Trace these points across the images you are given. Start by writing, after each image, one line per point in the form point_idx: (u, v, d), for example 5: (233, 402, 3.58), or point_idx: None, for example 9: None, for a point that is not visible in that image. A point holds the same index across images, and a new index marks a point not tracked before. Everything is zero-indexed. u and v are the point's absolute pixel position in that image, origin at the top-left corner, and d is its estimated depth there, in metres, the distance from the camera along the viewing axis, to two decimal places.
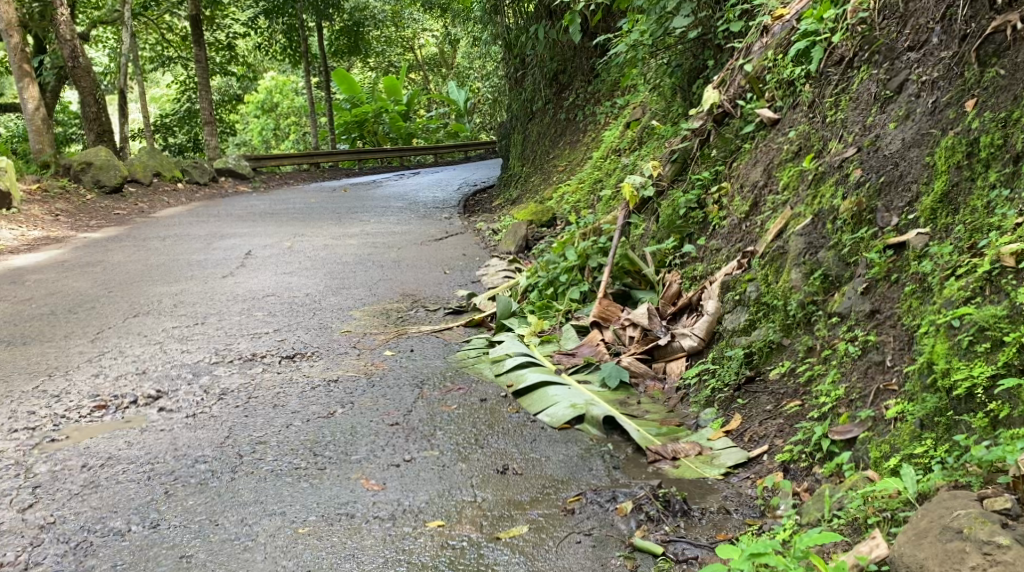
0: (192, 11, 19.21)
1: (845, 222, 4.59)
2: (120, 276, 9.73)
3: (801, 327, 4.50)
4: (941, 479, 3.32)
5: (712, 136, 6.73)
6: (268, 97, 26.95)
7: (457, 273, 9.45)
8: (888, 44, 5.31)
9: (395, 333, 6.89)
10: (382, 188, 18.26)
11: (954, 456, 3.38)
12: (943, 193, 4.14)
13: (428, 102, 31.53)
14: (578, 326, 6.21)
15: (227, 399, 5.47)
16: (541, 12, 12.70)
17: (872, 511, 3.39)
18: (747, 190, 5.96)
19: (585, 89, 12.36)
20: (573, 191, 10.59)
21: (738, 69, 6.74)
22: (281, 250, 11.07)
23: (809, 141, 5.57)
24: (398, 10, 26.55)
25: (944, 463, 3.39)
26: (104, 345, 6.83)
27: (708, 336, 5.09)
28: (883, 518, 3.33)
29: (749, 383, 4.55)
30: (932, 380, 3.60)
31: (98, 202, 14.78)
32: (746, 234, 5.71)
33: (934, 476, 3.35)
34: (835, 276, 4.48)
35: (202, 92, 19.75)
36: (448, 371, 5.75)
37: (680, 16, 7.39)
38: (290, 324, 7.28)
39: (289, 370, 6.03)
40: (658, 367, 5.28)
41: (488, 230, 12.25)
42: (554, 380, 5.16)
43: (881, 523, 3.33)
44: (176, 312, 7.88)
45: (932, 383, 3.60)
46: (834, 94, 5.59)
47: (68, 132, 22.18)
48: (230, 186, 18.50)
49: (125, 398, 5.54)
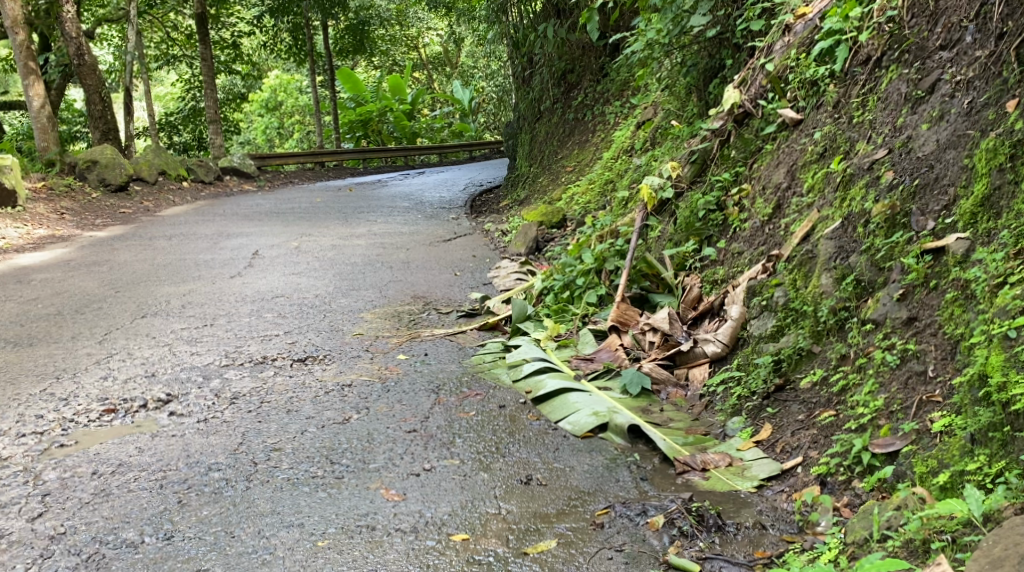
0: (198, 9, 19.10)
1: (879, 226, 4.46)
2: (127, 276, 9.61)
3: (832, 334, 4.37)
4: (1006, 500, 3.17)
5: (732, 137, 6.59)
6: (273, 96, 26.87)
7: (468, 275, 9.33)
8: (918, 43, 5.18)
9: (408, 336, 6.77)
10: (388, 188, 18.14)
11: (1016, 475, 3.23)
12: (984, 197, 4.00)
13: (432, 102, 31.41)
14: (596, 331, 6.08)
15: (239, 403, 5.34)
16: (550, 11, 12.58)
17: (931, 533, 3.24)
18: (770, 192, 5.83)
19: (595, 88, 12.24)
20: (583, 191, 10.46)
21: (759, 68, 6.60)
22: (289, 251, 10.96)
23: (835, 143, 5.45)
24: (403, 9, 26.46)
25: (1007, 482, 3.24)
26: (111, 346, 6.71)
27: (732, 342, 4.96)
28: (946, 543, 3.17)
29: (779, 391, 4.42)
30: (985, 393, 3.47)
31: (104, 200, 14.67)
32: (769, 237, 5.58)
33: (997, 496, 3.20)
34: (868, 281, 4.36)
35: (207, 91, 19.64)
36: (464, 376, 5.62)
37: (698, 15, 7.26)
38: (300, 326, 7.16)
39: (301, 374, 5.90)
40: (680, 373, 5.14)
41: (496, 230, 12.13)
42: (574, 386, 5.05)
43: (945, 548, 3.16)
44: (185, 313, 7.75)
45: (986, 397, 3.47)
46: (860, 94, 5.46)
47: (72, 129, 22.09)
48: (235, 185, 18.39)
49: (135, 402, 5.41)
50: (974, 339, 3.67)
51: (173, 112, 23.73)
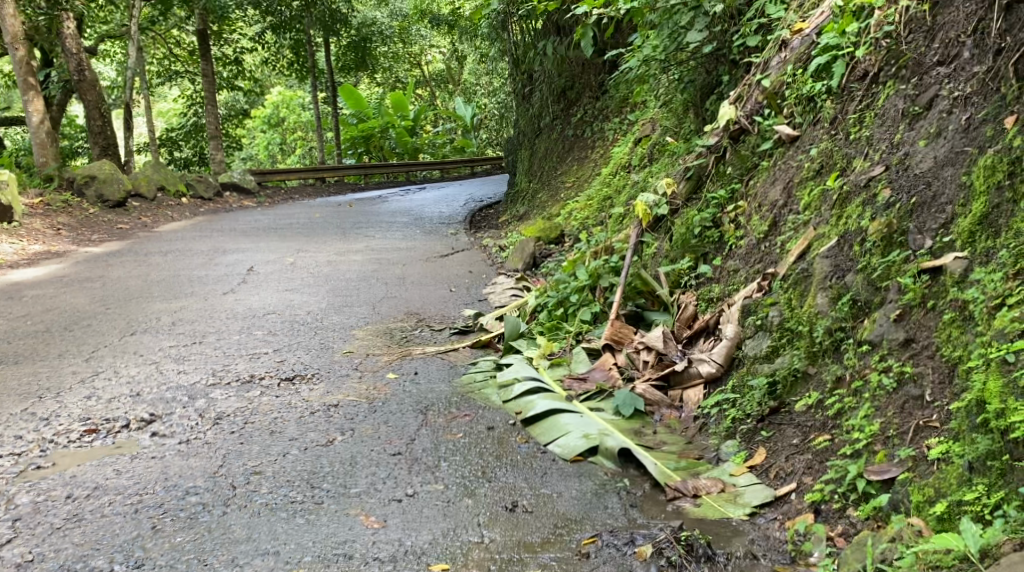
0: (199, 25, 19.08)
1: (875, 245, 4.36)
2: (119, 293, 9.51)
3: (828, 356, 4.26)
4: (1004, 534, 3.12)
5: (728, 154, 6.49)
6: (275, 112, 26.86)
7: (463, 291, 9.22)
8: (915, 58, 5.10)
9: (399, 354, 6.65)
10: (388, 203, 18.05)
11: (1015, 507, 3.16)
12: (983, 215, 3.90)
13: (434, 118, 31.38)
14: (590, 350, 5.96)
15: (223, 424, 5.22)
16: (549, 27, 12.52)
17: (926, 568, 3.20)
18: (766, 210, 5.73)
19: (594, 105, 12.17)
20: (581, 207, 10.35)
21: (755, 84, 6.51)
22: (284, 267, 10.85)
23: (832, 159, 5.36)
24: (405, 26, 26.47)
25: (1006, 515, 3.17)
26: (98, 364, 6.59)
27: (727, 362, 4.84)
28: None
29: (773, 414, 4.30)
30: (984, 420, 3.38)
31: (101, 216, 14.58)
32: (765, 255, 5.48)
33: (995, 529, 3.14)
34: (864, 301, 4.24)
35: (207, 107, 19.60)
36: (454, 397, 5.50)
37: (695, 31, 7.18)
38: (290, 344, 7.04)
39: (288, 394, 5.78)
40: (675, 394, 5.02)
41: (494, 246, 12.03)
42: (565, 407, 4.92)
43: None
44: (175, 331, 7.64)
45: (984, 424, 3.37)
46: (857, 110, 5.37)
47: (73, 145, 22.05)
48: (235, 201, 18.31)
49: (117, 422, 5.29)
50: (973, 362, 3.56)
51: (174, 128, 23.69)
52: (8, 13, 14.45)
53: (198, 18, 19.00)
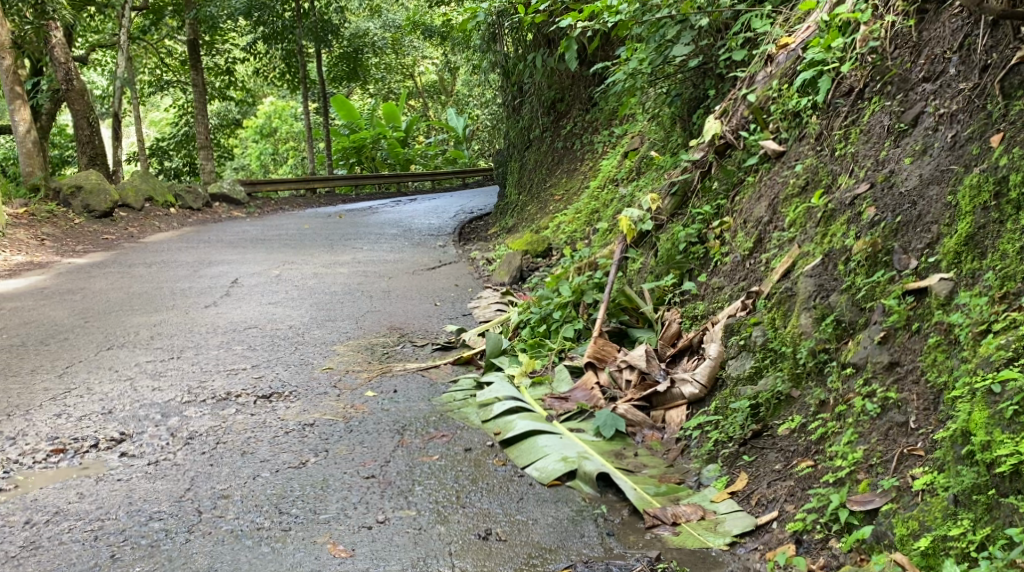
0: (190, 35, 18.97)
1: (860, 264, 4.26)
2: (99, 305, 9.36)
3: (812, 377, 4.16)
4: None
5: (713, 169, 6.40)
6: (267, 122, 26.75)
7: (448, 305, 9.11)
8: (901, 75, 5.05)
9: (378, 371, 6.51)
10: (377, 215, 17.95)
11: (1001, 548, 3.08)
12: (968, 235, 3.81)
13: (427, 130, 31.31)
14: (572, 368, 5.83)
15: (194, 444, 5.09)
16: (539, 40, 12.49)
17: None
18: (751, 226, 5.64)
19: (583, 117, 12.09)
20: (569, 221, 10.26)
21: (741, 98, 6.43)
22: (269, 279, 10.73)
23: (817, 176, 5.28)
24: (399, 38, 26.45)
25: (991, 556, 3.09)
26: (71, 380, 6.45)
27: (711, 383, 4.73)
28: None
29: (756, 438, 4.18)
30: (969, 452, 3.30)
31: (87, 226, 14.43)
32: (750, 272, 5.39)
33: None
34: (849, 322, 4.14)
35: (198, 118, 19.45)
36: (432, 416, 5.37)
37: (681, 44, 7.10)
38: (269, 360, 6.91)
39: (263, 413, 5.65)
40: (657, 415, 4.90)
41: (482, 259, 11.93)
42: (545, 428, 4.80)
43: None
44: (152, 345, 7.51)
45: (969, 455, 3.30)
46: (843, 126, 5.29)
47: (63, 154, 21.90)
48: (223, 212, 18.15)
49: (86, 441, 5.17)
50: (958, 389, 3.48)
51: (165, 138, 23.55)
52: None
53: (190, 28, 18.92)
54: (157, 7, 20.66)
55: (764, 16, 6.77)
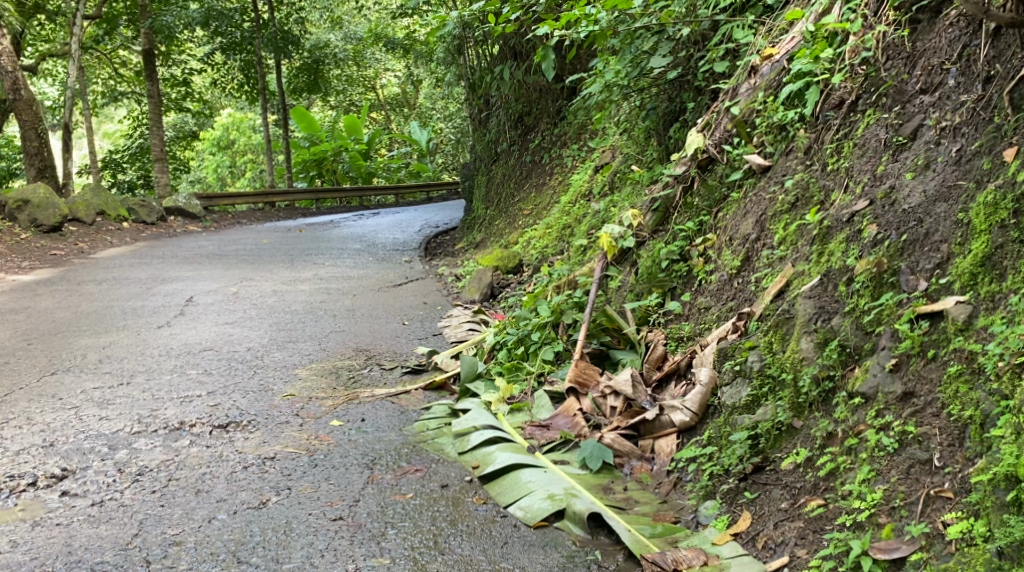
0: (145, 45, 18.39)
1: (864, 286, 4.07)
2: (44, 326, 8.87)
3: (815, 407, 3.95)
4: None
5: (696, 184, 6.15)
6: (225, 134, 26.11)
7: (417, 324, 8.78)
8: (897, 86, 4.82)
9: (345, 398, 6.14)
10: (340, 229, 17.55)
11: None
12: (983, 256, 3.68)
13: (389, 142, 30.84)
14: (552, 393, 5.53)
15: (143, 482, 4.90)
16: (506, 52, 12.26)
17: None
18: (737, 244, 5.40)
19: (551, 131, 11.81)
20: (540, 236, 9.99)
21: (724, 111, 6.17)
22: (225, 297, 10.31)
23: (808, 192, 5.05)
24: (360, 50, 26.01)
25: None
26: (10, 410, 6.01)
27: (702, 410, 4.47)
28: None
29: (757, 472, 3.95)
30: (1015, 497, 3.14)
31: (35, 241, 13.83)
32: (739, 291, 5.16)
33: None
34: (854, 346, 3.95)
35: (152, 130, 18.86)
36: (404, 449, 5.05)
37: (658, 56, 6.86)
38: (226, 385, 6.49)
39: (220, 445, 5.35)
40: (646, 444, 4.62)
41: (449, 275, 11.62)
42: (526, 459, 4.57)
43: None
44: (100, 370, 7.06)
45: (1015, 501, 3.13)
46: (834, 140, 5.06)
47: (12, 166, 21.20)
48: (179, 226, 17.62)
49: (22, 479, 4.95)
50: (992, 424, 3.35)
51: (118, 150, 22.86)
52: None
53: (145, 37, 18.30)
54: (111, 15, 20.05)
55: (746, 27, 6.55)
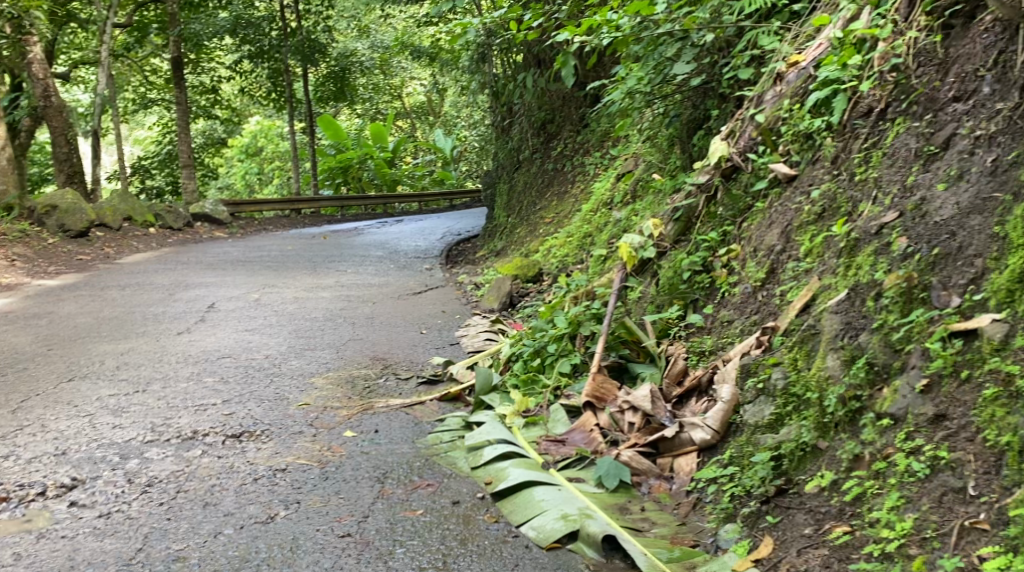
0: (174, 53, 18.47)
1: (893, 301, 3.91)
2: (65, 331, 8.85)
3: (840, 427, 3.79)
4: None
5: (720, 193, 5.99)
6: (253, 141, 26.32)
7: (435, 333, 8.67)
8: (928, 94, 4.65)
9: (360, 408, 6.04)
10: (363, 236, 17.53)
11: None
12: (1021, 272, 3.52)
13: (415, 150, 30.85)
14: (569, 407, 5.39)
15: (151, 493, 4.82)
16: (529, 60, 12.15)
17: None
18: (762, 256, 5.26)
19: (574, 139, 11.71)
20: (561, 244, 9.87)
21: (748, 119, 6.01)
22: (247, 303, 10.26)
23: (835, 203, 4.90)
24: (387, 58, 26.05)
25: None
26: (25, 417, 5.97)
27: (724, 428, 4.34)
28: None
29: (780, 496, 3.79)
30: None
31: (63, 245, 13.88)
32: (763, 305, 5.02)
33: None
34: (882, 365, 3.79)
35: (180, 137, 18.94)
36: (417, 463, 4.94)
37: (682, 62, 6.72)
38: (242, 394, 6.41)
39: (231, 456, 5.26)
40: (665, 463, 4.49)
41: (470, 283, 11.52)
42: (540, 476, 4.44)
43: None
44: (117, 377, 7.01)
45: None
46: (863, 149, 4.91)
47: (43, 171, 21.41)
48: (205, 232, 17.65)
49: (32, 489, 4.90)
50: None
51: (147, 156, 23.01)
52: None
53: (174, 45, 18.38)
54: (142, 23, 20.19)
55: (772, 33, 6.42)
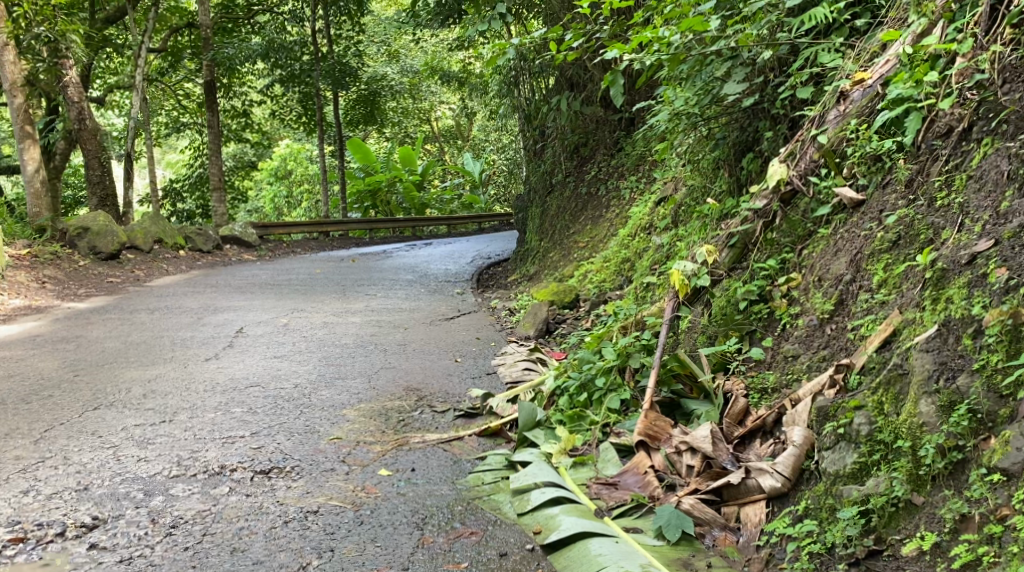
0: (207, 77, 18.38)
1: (997, 340, 3.76)
2: (94, 356, 8.61)
3: (939, 481, 3.68)
4: None
5: (778, 219, 5.57)
6: (283, 164, 26.20)
7: (470, 361, 8.33)
8: (1020, 113, 4.32)
9: (393, 443, 5.70)
10: (392, 259, 17.26)
11: None
12: None
13: (442, 173, 30.63)
14: (620, 446, 5.04)
15: (176, 536, 4.54)
16: (563, 82, 11.82)
17: None
18: (829, 286, 4.89)
19: (609, 162, 11.40)
20: (597, 270, 9.57)
21: (810, 139, 5.59)
22: (276, 328, 10.00)
23: (913, 230, 4.55)
24: (417, 83, 25.89)
25: None
26: (47, 448, 5.68)
27: (796, 475, 4.13)
28: None
29: (872, 558, 3.70)
30: None
31: (93, 268, 13.69)
32: (832, 339, 4.67)
33: None
34: (986, 413, 3.67)
35: (212, 160, 18.80)
36: (458, 507, 4.65)
37: (733, 82, 6.32)
38: (271, 426, 6.07)
39: (262, 494, 4.94)
40: (730, 512, 4.24)
41: (503, 308, 11.22)
42: (593, 527, 4.27)
43: None
44: (144, 406, 6.70)
45: None
46: (943, 172, 4.59)
47: (77, 195, 21.41)
48: (235, 254, 17.47)
49: (51, 528, 4.63)
50: None
51: (179, 179, 22.91)
52: (10, 60, 13.70)
53: (206, 69, 18.26)
54: (176, 48, 20.24)
55: (833, 50, 6.06)
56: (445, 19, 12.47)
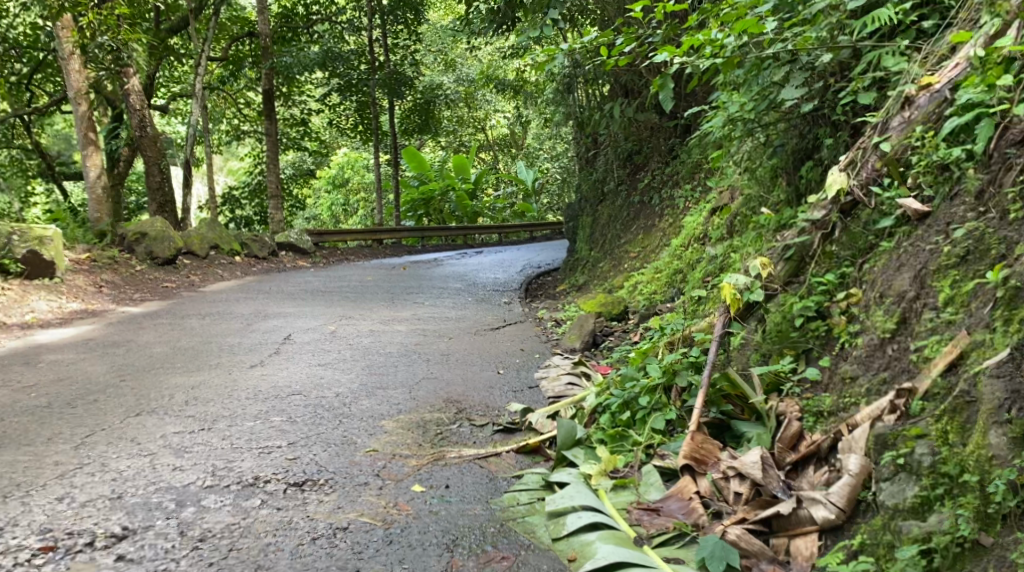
0: (266, 85, 18.45)
1: None
2: (142, 361, 8.58)
3: (1011, 522, 3.47)
4: None
5: (837, 231, 5.26)
6: (340, 172, 26.29)
7: (513, 373, 8.13)
8: None
9: (430, 457, 5.51)
10: (442, 267, 17.14)
11: None
12: None
13: (495, 181, 30.49)
14: (663, 469, 4.79)
15: (202, 550, 4.42)
16: (616, 89, 11.54)
17: None
18: (890, 303, 4.58)
19: (663, 170, 11.10)
20: (647, 281, 9.31)
21: (871, 148, 5.26)
22: (323, 336, 9.90)
23: (983, 246, 4.25)
24: (472, 91, 25.78)
25: None
26: (86, 454, 5.60)
27: (851, 507, 3.91)
28: None
29: None
30: None
31: (149, 273, 13.77)
32: (893, 360, 4.37)
33: None
34: None
35: (269, 167, 18.86)
36: (491, 531, 4.48)
37: (790, 87, 6.01)
38: (308, 437, 5.92)
39: (294, 507, 4.80)
40: (779, 544, 4.01)
41: (550, 319, 11.00)
42: (631, 556, 4.08)
43: None
44: (185, 413, 6.61)
45: None
46: (1017, 183, 4.28)
47: (139, 201, 21.67)
48: (289, 261, 17.50)
49: (80, 538, 4.53)
50: None
51: (237, 187, 23.07)
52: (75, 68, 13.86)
53: (265, 77, 18.33)
54: (237, 57, 20.38)
55: (897, 53, 5.73)
56: (497, 25, 12.22)
